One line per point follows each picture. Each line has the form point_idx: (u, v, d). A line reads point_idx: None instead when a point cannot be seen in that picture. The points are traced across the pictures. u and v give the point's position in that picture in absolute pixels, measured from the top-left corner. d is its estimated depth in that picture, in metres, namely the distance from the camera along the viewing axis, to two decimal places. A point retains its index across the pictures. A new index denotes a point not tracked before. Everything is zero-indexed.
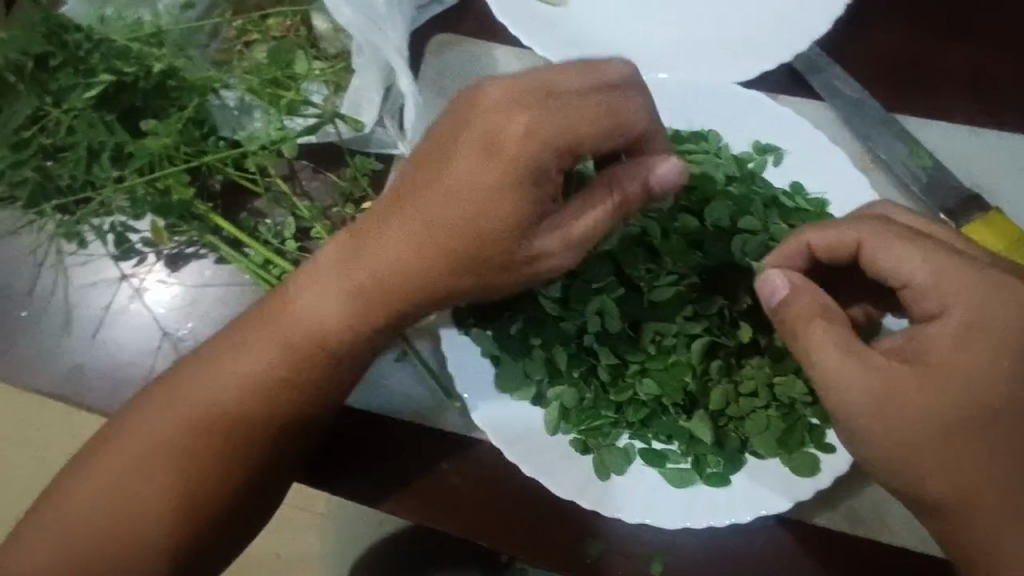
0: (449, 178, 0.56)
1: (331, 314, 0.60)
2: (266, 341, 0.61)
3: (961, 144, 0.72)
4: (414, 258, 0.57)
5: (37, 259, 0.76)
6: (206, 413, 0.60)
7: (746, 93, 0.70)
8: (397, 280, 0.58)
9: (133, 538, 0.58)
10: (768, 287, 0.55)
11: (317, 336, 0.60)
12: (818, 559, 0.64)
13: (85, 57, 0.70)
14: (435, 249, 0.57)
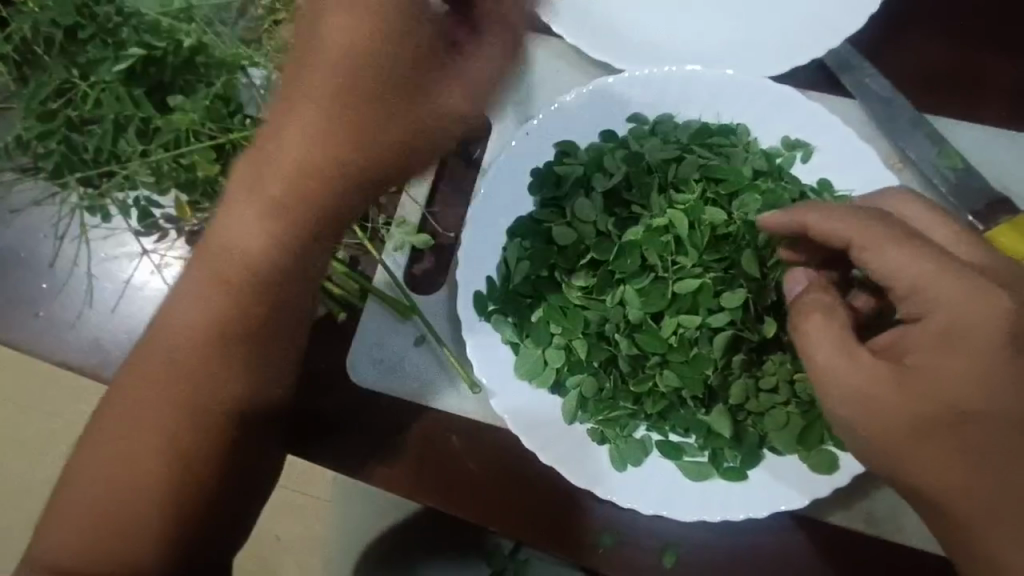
0: (328, 46, 0.47)
1: (256, 237, 0.52)
2: (218, 284, 0.54)
3: (990, 148, 0.71)
4: (326, 149, 0.48)
5: (59, 232, 0.76)
6: (184, 378, 0.56)
7: (777, 89, 0.68)
8: (318, 176, 0.49)
9: (128, 515, 0.55)
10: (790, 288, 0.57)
11: (243, 264, 0.53)
12: (828, 555, 0.64)
13: (115, 30, 0.70)
14: (351, 127, 0.48)
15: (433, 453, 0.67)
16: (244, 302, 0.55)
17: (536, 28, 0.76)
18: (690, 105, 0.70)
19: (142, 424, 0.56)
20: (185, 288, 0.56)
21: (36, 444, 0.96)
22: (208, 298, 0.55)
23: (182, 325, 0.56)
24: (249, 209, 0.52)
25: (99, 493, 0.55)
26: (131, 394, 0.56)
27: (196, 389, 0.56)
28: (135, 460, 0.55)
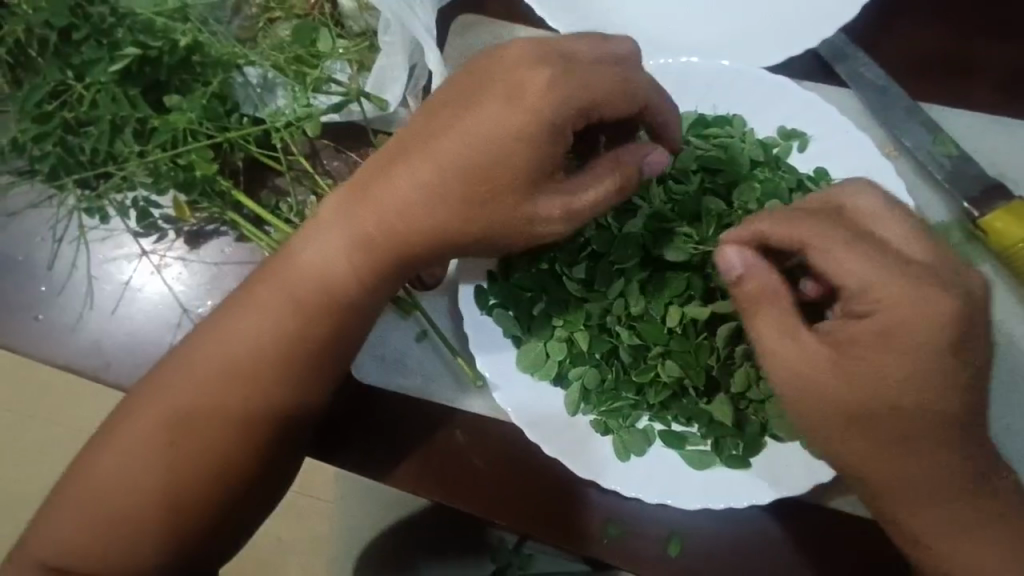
0: (470, 133, 0.57)
1: (340, 268, 0.60)
2: (287, 299, 0.61)
3: (983, 135, 0.72)
4: (430, 212, 0.59)
5: (56, 235, 0.75)
6: (226, 379, 0.60)
7: (773, 79, 0.69)
8: (410, 228, 0.59)
9: (159, 503, 0.59)
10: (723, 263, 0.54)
11: (326, 289, 0.61)
12: (831, 540, 0.64)
13: (110, 31, 0.69)
14: (448, 200, 0.58)
15: (438, 449, 0.67)
16: (311, 317, 0.61)
17: (531, 23, 0.76)
18: (686, 97, 0.71)
19: (181, 419, 0.60)
20: (252, 295, 0.62)
21: (37, 449, 0.96)
22: (274, 310, 0.61)
23: (243, 329, 0.61)
24: (340, 240, 0.61)
25: (129, 482, 0.59)
26: (171, 390, 0.61)
27: (236, 390, 0.60)
28: (170, 452, 0.59)
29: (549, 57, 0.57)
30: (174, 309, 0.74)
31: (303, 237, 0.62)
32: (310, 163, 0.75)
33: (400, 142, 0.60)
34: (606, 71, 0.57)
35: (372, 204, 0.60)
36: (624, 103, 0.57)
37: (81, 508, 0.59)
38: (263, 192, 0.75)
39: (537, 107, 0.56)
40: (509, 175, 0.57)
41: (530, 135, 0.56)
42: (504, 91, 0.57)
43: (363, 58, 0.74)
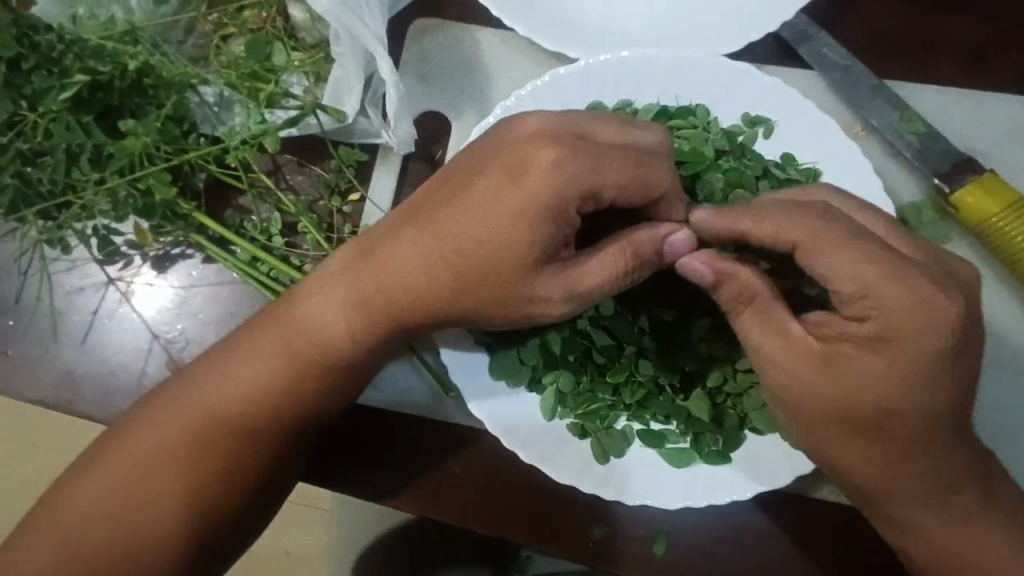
0: (472, 205, 0.56)
1: (337, 327, 0.61)
2: (288, 355, 0.61)
3: (954, 110, 0.70)
4: (426, 281, 0.58)
5: (22, 268, 0.75)
6: (207, 412, 0.60)
7: (732, 66, 0.68)
8: (407, 298, 0.59)
9: (134, 537, 0.58)
10: (692, 275, 0.53)
11: (321, 345, 0.61)
12: (822, 529, 0.64)
13: (59, 59, 0.68)
14: (446, 271, 0.57)
15: (416, 464, 0.66)
16: (310, 378, 0.61)
17: (489, 23, 0.75)
18: (647, 89, 0.70)
19: (158, 450, 0.59)
20: (253, 343, 0.61)
21: (30, 478, 0.96)
22: (270, 368, 0.61)
23: (234, 380, 0.61)
24: (342, 305, 0.61)
25: (104, 514, 0.58)
26: (150, 424, 0.60)
27: (218, 426, 0.60)
28: (148, 482, 0.59)
29: (560, 135, 0.55)
30: (145, 335, 0.73)
31: (299, 292, 0.62)
32: (272, 180, 0.74)
33: (412, 209, 0.59)
34: (619, 158, 0.54)
35: (372, 272, 0.59)
36: (634, 185, 0.55)
37: (52, 545, 0.58)
38: (227, 212, 0.74)
39: (538, 183, 0.54)
40: (506, 251, 0.55)
41: (528, 216, 0.54)
42: (506, 167, 0.55)
43: (320, 70, 0.73)
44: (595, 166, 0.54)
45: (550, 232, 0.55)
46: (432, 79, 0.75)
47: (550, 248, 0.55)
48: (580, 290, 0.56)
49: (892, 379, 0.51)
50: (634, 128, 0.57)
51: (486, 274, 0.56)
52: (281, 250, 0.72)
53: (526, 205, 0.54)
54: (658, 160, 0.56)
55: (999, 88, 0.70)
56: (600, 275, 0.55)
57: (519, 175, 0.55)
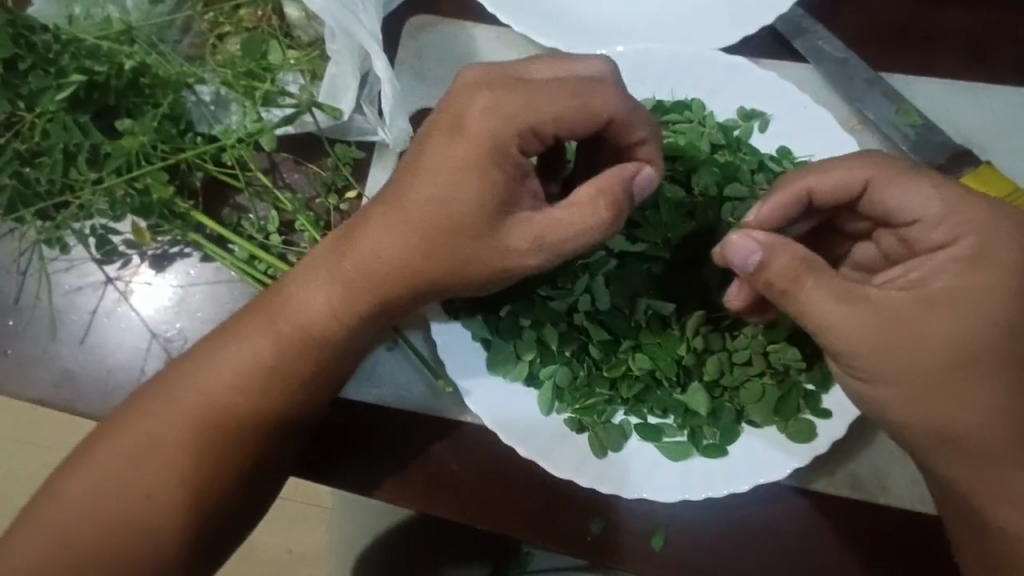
0: (428, 170, 0.57)
1: (319, 305, 0.61)
2: (271, 333, 0.61)
3: (952, 101, 0.70)
4: (401, 251, 0.58)
5: (21, 268, 0.75)
6: (206, 410, 0.60)
7: (725, 60, 0.68)
8: (385, 270, 0.59)
9: (131, 532, 0.58)
10: (740, 254, 0.52)
11: (306, 323, 0.61)
12: (823, 525, 0.64)
13: (55, 59, 0.68)
14: (414, 233, 0.58)
15: (413, 460, 0.66)
16: (289, 352, 0.61)
17: (484, 20, 0.75)
18: (643, 84, 0.69)
19: (155, 445, 0.60)
20: (238, 326, 0.62)
21: (30, 479, 0.97)
22: (250, 342, 0.61)
23: (215, 360, 0.61)
24: (322, 282, 0.61)
25: (102, 510, 0.58)
26: (150, 423, 0.60)
27: (217, 423, 0.60)
28: (146, 478, 0.59)
29: (499, 82, 0.57)
30: (144, 335, 0.73)
31: (288, 278, 0.63)
32: (269, 178, 0.74)
33: (387, 186, 0.60)
34: (549, 89, 0.55)
35: (348, 246, 0.60)
36: (576, 111, 0.55)
37: (53, 541, 0.58)
38: (224, 211, 0.75)
39: (475, 130, 0.55)
40: (464, 203, 0.56)
41: (477, 163, 0.55)
42: (448, 120, 0.57)
43: (315, 68, 0.73)
44: (527, 99, 0.55)
45: (500, 173, 0.55)
46: (429, 76, 0.75)
47: (509, 190, 0.56)
48: (548, 237, 0.55)
49: (893, 369, 0.51)
50: (574, 65, 0.57)
51: (454, 232, 0.57)
52: (279, 248, 0.72)
53: (468, 154, 0.55)
54: (596, 84, 0.56)
55: (995, 79, 0.70)
56: (572, 220, 0.55)
57: (458, 128, 0.56)
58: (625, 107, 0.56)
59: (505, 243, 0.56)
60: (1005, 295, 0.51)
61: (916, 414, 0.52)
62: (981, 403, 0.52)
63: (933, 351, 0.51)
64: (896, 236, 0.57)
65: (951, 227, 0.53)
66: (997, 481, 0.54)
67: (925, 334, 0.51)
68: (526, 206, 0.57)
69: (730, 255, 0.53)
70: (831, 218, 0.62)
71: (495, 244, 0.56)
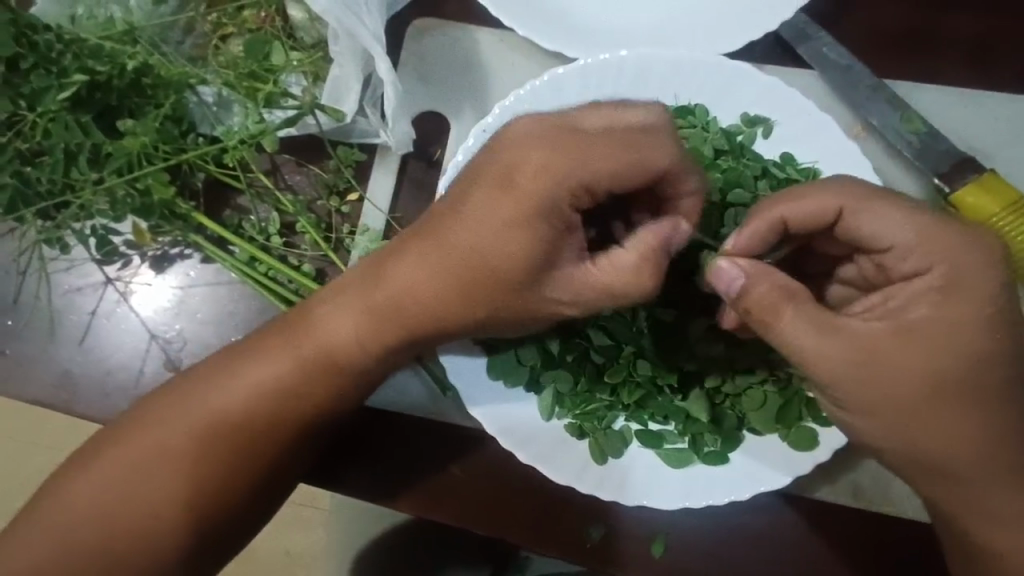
0: (469, 221, 0.55)
1: (345, 336, 0.61)
2: (297, 360, 0.61)
3: (954, 109, 0.70)
4: (435, 293, 0.58)
5: (20, 267, 0.74)
6: (208, 412, 0.60)
7: (732, 65, 0.68)
8: (418, 309, 0.59)
9: (135, 535, 0.58)
10: (722, 278, 0.52)
11: (332, 355, 0.61)
12: (822, 535, 0.63)
13: (58, 58, 0.68)
14: (452, 281, 0.57)
15: (412, 464, 0.66)
16: (317, 386, 0.61)
17: (487, 23, 0.75)
18: (646, 88, 0.69)
19: (161, 449, 0.59)
20: (260, 347, 0.61)
21: (27, 477, 0.97)
22: (275, 368, 0.60)
23: (234, 380, 0.60)
24: (351, 318, 0.60)
25: (105, 513, 0.58)
26: (151, 425, 0.60)
27: (220, 426, 0.60)
28: (151, 482, 0.59)
29: (550, 136, 0.53)
30: (144, 336, 0.73)
31: (313, 304, 0.62)
32: (271, 179, 0.74)
33: (422, 220, 0.59)
34: (606, 145, 0.52)
35: (381, 285, 0.59)
36: (630, 170, 0.52)
37: (51, 543, 0.58)
38: (225, 212, 0.74)
39: (527, 186, 0.53)
40: (507, 254, 0.55)
41: (527, 221, 0.53)
42: (497, 168, 0.54)
43: (319, 70, 0.73)
44: (581, 154, 0.52)
45: (549, 231, 0.54)
46: (431, 79, 0.75)
47: (553, 249, 0.54)
48: (591, 292, 0.54)
49: (899, 379, 0.50)
50: (628, 115, 0.53)
51: (499, 285, 0.56)
52: (280, 250, 0.72)
53: (514, 208, 0.53)
54: (648, 137, 0.52)
55: (997, 88, 0.70)
56: (621, 277, 0.53)
57: (508, 184, 0.54)
58: (681, 159, 0.53)
59: (545, 295, 0.56)
60: (1005, 306, 0.50)
61: (914, 425, 0.52)
62: (983, 415, 0.52)
63: (931, 362, 0.50)
64: (870, 261, 0.55)
65: (929, 254, 0.51)
66: (995, 492, 0.54)
67: (924, 345, 0.50)
68: (574, 258, 0.55)
69: (713, 278, 0.53)
70: (808, 242, 0.60)
71: (536, 298, 0.56)
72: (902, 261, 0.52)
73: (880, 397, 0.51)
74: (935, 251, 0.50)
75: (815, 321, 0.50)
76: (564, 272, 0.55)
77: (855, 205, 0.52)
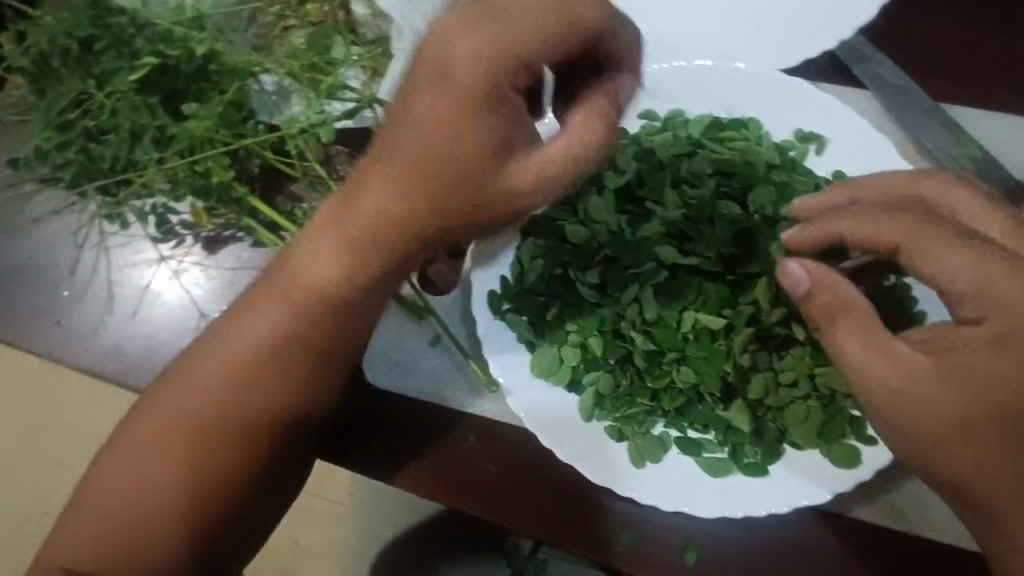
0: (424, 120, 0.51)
1: (328, 274, 0.57)
2: (287, 305, 0.59)
3: (1010, 135, 0.70)
4: (406, 207, 0.52)
5: (79, 240, 0.77)
6: (222, 378, 0.61)
7: (785, 80, 0.69)
8: (391, 230, 0.54)
9: (166, 506, 0.60)
10: (789, 280, 0.53)
11: (319, 295, 0.58)
12: (857, 554, 0.63)
13: (130, 41, 0.71)
14: (422, 188, 0.52)
15: (449, 453, 0.67)
16: (304, 325, 0.60)
17: None
18: (699, 100, 0.70)
19: (182, 419, 0.61)
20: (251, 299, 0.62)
21: None
22: (264, 312, 0.60)
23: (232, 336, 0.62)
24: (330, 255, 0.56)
25: (136, 487, 0.60)
26: (172, 398, 0.61)
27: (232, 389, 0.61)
28: (173, 454, 0.60)
29: (470, 21, 0.50)
30: (192, 313, 0.75)
31: (296, 249, 0.59)
32: (324, 168, 0.76)
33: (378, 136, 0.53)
34: (525, 19, 0.49)
35: (352, 206, 0.54)
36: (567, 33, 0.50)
37: (102, 508, 0.60)
38: (278, 198, 0.76)
39: (464, 77, 0.50)
40: (471, 146, 0.50)
41: (473, 108, 0.50)
42: (432, 64, 0.50)
43: (377, 65, 0.75)
44: (509, 19, 0.49)
45: (494, 121, 0.50)
46: None
47: (502, 135, 0.51)
48: (551, 171, 0.51)
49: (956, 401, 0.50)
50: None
51: (465, 176, 0.51)
52: None
53: (470, 95, 0.50)
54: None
55: None
56: (566, 140, 0.51)
57: (444, 74, 0.50)
58: (604, 20, 0.51)
59: (511, 173, 0.51)
60: None
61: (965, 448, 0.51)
62: None
63: (984, 384, 0.50)
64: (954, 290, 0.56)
65: (981, 304, 0.50)
66: None
67: (976, 366, 0.50)
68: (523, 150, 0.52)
69: (781, 277, 0.54)
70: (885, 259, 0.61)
71: (501, 194, 0.52)
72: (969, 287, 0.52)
73: (930, 416, 0.51)
74: (988, 295, 0.50)
75: (871, 338, 0.51)
76: (518, 155, 0.52)
77: (923, 239, 0.51)
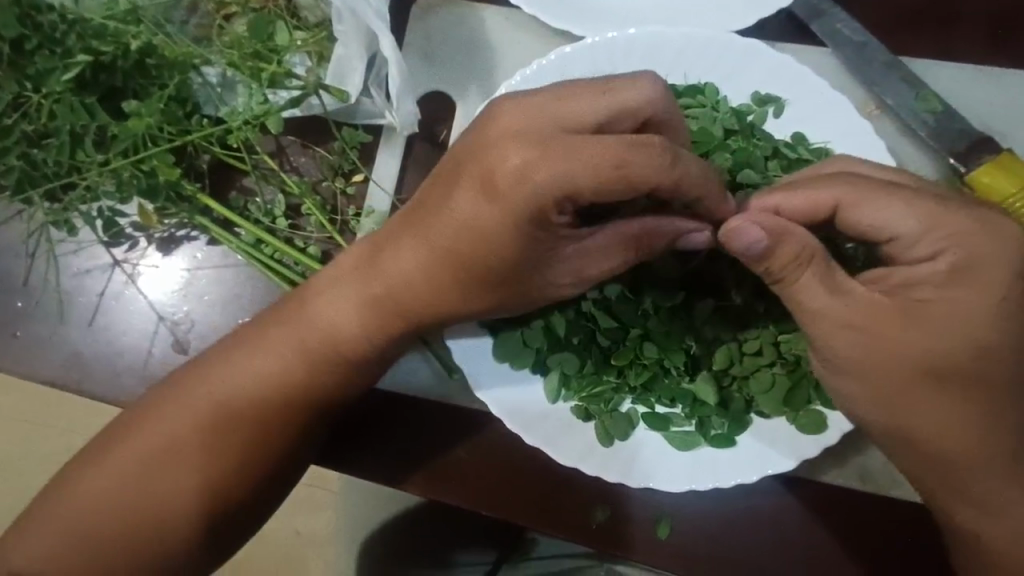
0: (455, 213, 0.54)
1: (483, 217, 0.53)
2: (293, 357, 0.61)
3: (969, 88, 0.68)
4: (484, 214, 0.52)
5: (29, 249, 0.75)
6: (219, 407, 0.61)
7: (741, 40, 0.67)
8: (460, 221, 0.54)
9: (134, 539, 0.59)
10: (742, 239, 0.47)
11: (403, 233, 0.58)
12: (829, 519, 0.63)
13: (60, 38, 0.67)
14: (444, 279, 0.57)
15: (421, 445, 0.66)
16: (288, 380, 0.61)
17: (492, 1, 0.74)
18: (656, 67, 0.68)
19: (131, 455, 0.60)
20: (252, 349, 0.62)
21: (25, 466, 0.96)
22: (274, 392, 0.61)
23: (229, 376, 0.61)
24: (416, 260, 0.58)
25: (97, 513, 0.59)
26: (119, 433, 0.61)
27: (228, 418, 0.61)
28: (133, 489, 0.59)
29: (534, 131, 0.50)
30: (151, 317, 0.74)
31: (443, 225, 0.55)
32: (276, 161, 0.74)
33: (464, 155, 0.53)
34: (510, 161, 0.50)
35: (375, 271, 0.60)
36: (615, 183, 0.48)
37: (69, 523, 0.59)
38: (231, 194, 0.74)
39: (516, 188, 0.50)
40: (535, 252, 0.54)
41: (518, 197, 0.50)
42: (481, 172, 0.52)
43: (323, 50, 0.72)
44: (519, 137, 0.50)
45: (485, 213, 0.52)
46: (436, 60, 0.74)
47: (511, 198, 0.51)
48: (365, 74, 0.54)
49: (902, 362, 0.50)
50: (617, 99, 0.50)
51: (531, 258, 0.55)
52: (285, 232, 0.71)
53: (489, 250, 0.54)
54: (645, 148, 0.47)
55: (1014, 64, 0.68)
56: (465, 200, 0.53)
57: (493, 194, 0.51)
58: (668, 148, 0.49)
59: None
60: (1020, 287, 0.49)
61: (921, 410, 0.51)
62: (991, 397, 0.52)
63: (940, 346, 0.49)
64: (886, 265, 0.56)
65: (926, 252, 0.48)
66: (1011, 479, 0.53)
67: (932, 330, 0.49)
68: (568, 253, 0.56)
69: (727, 239, 0.48)
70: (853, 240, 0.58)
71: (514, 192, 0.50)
72: (902, 253, 0.50)
73: None
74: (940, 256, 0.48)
75: (827, 290, 0.49)
76: None
77: (845, 198, 0.50)
